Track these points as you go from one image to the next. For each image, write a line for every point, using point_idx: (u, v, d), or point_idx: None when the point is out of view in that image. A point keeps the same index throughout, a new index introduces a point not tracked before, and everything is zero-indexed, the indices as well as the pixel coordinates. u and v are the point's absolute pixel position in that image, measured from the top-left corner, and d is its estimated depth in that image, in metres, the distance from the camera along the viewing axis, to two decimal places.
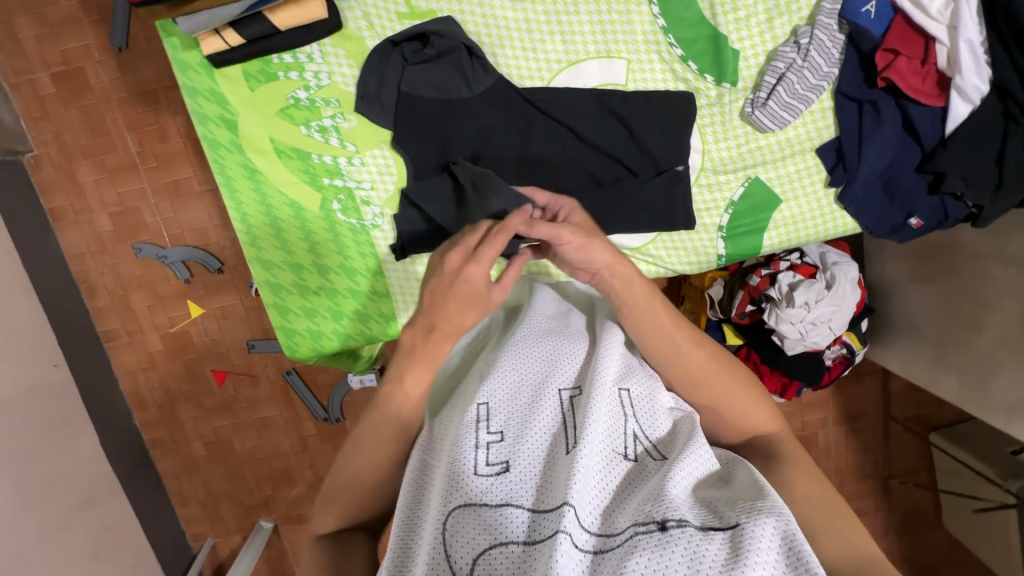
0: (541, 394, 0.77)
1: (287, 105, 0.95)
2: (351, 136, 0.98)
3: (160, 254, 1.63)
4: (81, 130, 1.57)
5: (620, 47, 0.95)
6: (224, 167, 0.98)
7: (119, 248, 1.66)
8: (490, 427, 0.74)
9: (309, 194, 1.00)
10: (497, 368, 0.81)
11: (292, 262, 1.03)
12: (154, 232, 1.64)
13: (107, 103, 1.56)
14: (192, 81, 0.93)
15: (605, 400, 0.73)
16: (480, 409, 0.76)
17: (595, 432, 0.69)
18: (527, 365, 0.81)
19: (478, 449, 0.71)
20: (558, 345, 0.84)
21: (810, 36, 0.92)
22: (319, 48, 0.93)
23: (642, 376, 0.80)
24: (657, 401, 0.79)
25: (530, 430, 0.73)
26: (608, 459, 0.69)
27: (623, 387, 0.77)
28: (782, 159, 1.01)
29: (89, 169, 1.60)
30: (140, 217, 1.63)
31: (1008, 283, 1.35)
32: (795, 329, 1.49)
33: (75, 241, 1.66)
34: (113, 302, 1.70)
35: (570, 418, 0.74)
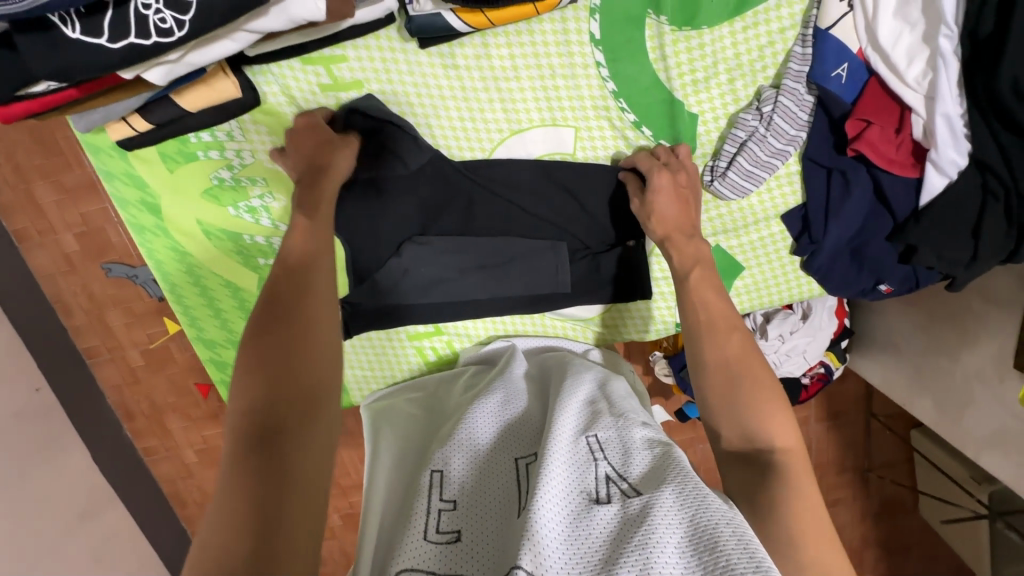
0: (498, 463, 0.75)
1: (211, 185, 0.89)
2: (282, 215, 0.92)
3: (130, 273, 1.59)
4: (33, 150, 1.50)
5: (566, 115, 0.87)
6: (153, 251, 0.93)
7: (88, 267, 1.62)
8: (444, 495, 0.70)
9: (244, 274, 0.95)
10: (454, 438, 0.79)
11: (236, 341, 1.00)
12: (122, 252, 1.60)
13: (58, 121, 1.48)
14: (107, 165, 0.87)
15: (562, 452, 0.71)
16: (434, 478, 0.73)
17: (553, 485, 0.64)
18: (486, 431, 0.80)
19: (429, 518, 0.66)
20: (517, 415, 0.84)
21: (773, 102, 0.83)
22: (239, 125, 0.86)
23: (606, 429, 0.77)
24: (625, 449, 0.74)
25: (485, 496, 0.69)
26: (571, 507, 0.63)
27: (585, 441, 0.74)
28: (745, 228, 0.94)
29: (48, 189, 1.54)
30: (106, 236, 1.59)
31: (988, 319, 1.30)
32: (769, 360, 1.46)
33: (43, 261, 1.62)
34: (88, 320, 1.68)
35: (528, 481, 0.70)
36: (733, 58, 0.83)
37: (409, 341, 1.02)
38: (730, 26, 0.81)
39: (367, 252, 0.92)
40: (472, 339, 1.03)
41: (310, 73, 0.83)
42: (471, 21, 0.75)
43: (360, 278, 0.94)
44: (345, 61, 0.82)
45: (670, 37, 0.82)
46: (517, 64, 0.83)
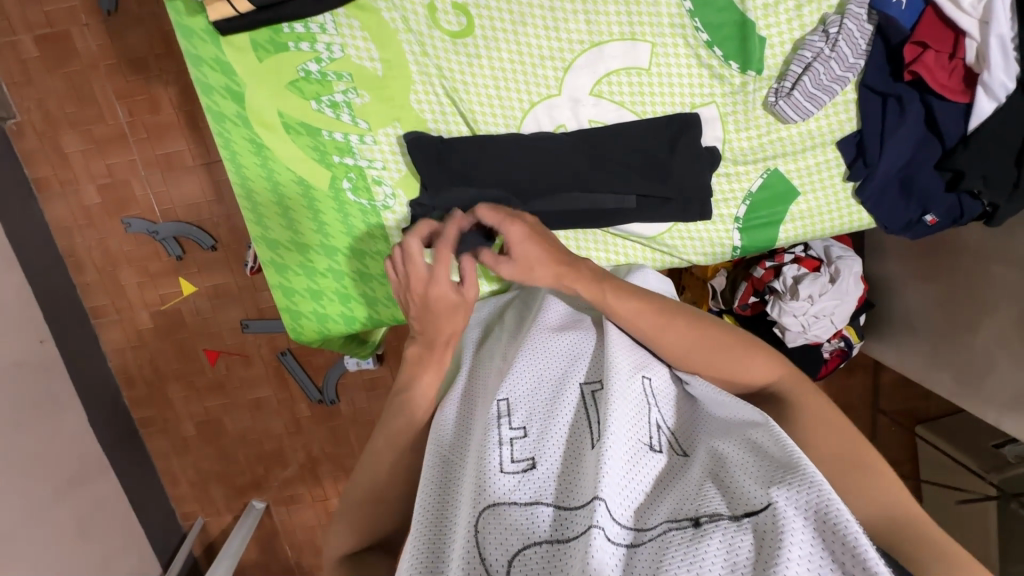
0: (562, 393, 0.74)
1: (297, 77, 0.91)
2: (363, 112, 0.94)
3: (151, 229, 1.57)
4: (66, 98, 1.49)
5: (644, 30, 0.92)
6: (229, 142, 0.94)
7: (107, 222, 1.59)
8: (513, 424, 0.71)
9: (318, 172, 0.96)
10: (515, 366, 0.78)
11: (300, 243, 1.00)
12: (145, 207, 1.58)
13: (95, 69, 1.48)
14: (196, 49, 0.89)
15: (628, 389, 0.72)
16: (501, 406, 0.73)
17: (620, 421, 0.66)
18: (547, 361, 0.79)
19: (502, 445, 0.68)
20: (573, 345, 0.82)
21: (839, 25, 0.90)
22: (332, 19, 0.89)
23: (660, 375, 0.78)
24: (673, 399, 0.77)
25: (554, 426, 0.70)
26: (637, 449, 0.65)
27: (642, 380, 0.74)
28: (803, 151, 0.99)
29: (76, 139, 1.53)
30: (130, 190, 1.57)
31: (1010, 284, 1.37)
32: (797, 321, 1.50)
33: (60, 214, 1.59)
34: (100, 278, 1.64)
35: (592, 412, 0.70)
36: None
37: None
38: None
39: (441, 157, 0.95)
40: None
41: None
42: None
43: (434, 180, 0.96)
44: None
45: None
46: None
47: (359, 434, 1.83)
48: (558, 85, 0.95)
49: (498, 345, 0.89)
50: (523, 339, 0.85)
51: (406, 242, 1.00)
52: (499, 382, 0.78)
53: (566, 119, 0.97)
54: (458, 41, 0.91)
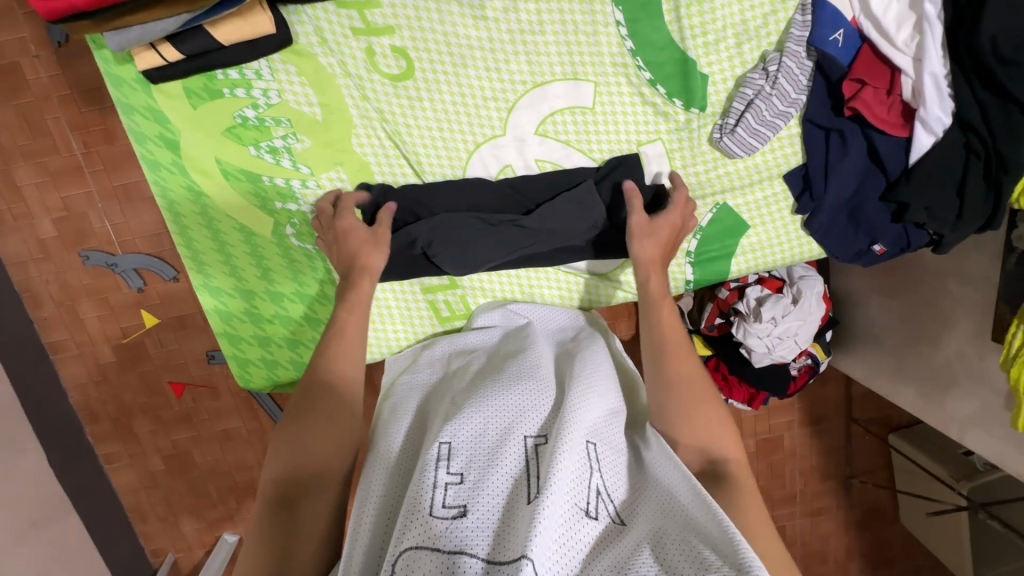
0: (507, 441, 0.71)
1: (234, 124, 0.89)
2: (304, 158, 0.92)
3: (109, 261, 1.53)
4: (17, 130, 1.43)
5: (587, 69, 0.92)
6: (166, 190, 0.91)
7: (64, 255, 1.53)
8: (451, 468, 0.68)
9: (260, 219, 0.94)
10: (464, 410, 0.75)
11: (244, 290, 0.97)
12: (103, 239, 1.53)
13: (48, 101, 1.42)
14: (128, 98, 0.86)
15: (576, 446, 0.69)
16: (442, 448, 0.70)
17: (562, 481, 0.64)
18: (498, 407, 0.76)
19: (436, 489, 0.65)
20: (526, 392, 0.79)
21: (778, 63, 0.90)
22: (268, 65, 0.87)
23: (611, 440, 0.75)
24: (620, 460, 0.74)
25: (493, 474, 0.67)
26: (572, 514, 0.63)
27: (590, 442, 0.72)
28: (750, 185, 1.00)
29: (29, 171, 1.46)
30: (87, 222, 1.51)
31: (965, 300, 1.38)
32: (762, 343, 1.50)
33: (14, 248, 1.52)
34: (59, 312, 1.58)
35: (535, 467, 0.68)
36: (740, 24, 0.91)
37: (423, 294, 1.01)
38: None
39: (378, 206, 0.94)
40: (487, 296, 1.02)
41: (343, 16, 0.86)
42: None
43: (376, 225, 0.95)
44: (379, 6, 0.85)
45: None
46: (542, 18, 0.88)
47: None
48: (502, 125, 0.94)
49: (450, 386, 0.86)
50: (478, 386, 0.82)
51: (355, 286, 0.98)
52: (444, 424, 0.75)
53: (512, 158, 0.96)
54: (399, 83, 0.90)
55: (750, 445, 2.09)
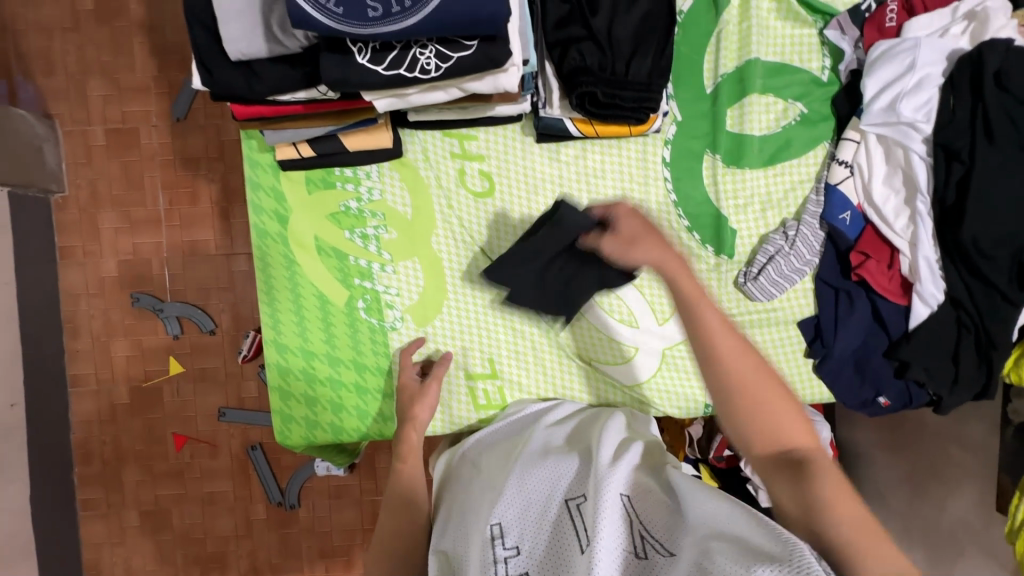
0: (551, 511, 0.77)
1: (337, 211, 1.06)
2: (388, 246, 1.07)
3: (157, 306, 1.62)
4: (116, 181, 1.63)
5: (636, 211, 1.10)
6: (266, 254, 1.06)
7: (116, 294, 1.65)
8: (506, 545, 0.75)
9: (337, 291, 1.07)
10: (507, 487, 0.82)
11: (306, 351, 1.07)
12: (157, 284, 1.65)
13: (151, 162, 1.63)
14: (258, 178, 1.04)
15: (611, 501, 0.74)
16: (494, 529, 0.77)
17: (608, 532, 0.68)
18: (537, 481, 0.83)
19: (495, 567, 0.71)
20: (559, 464, 0.86)
21: (796, 229, 1.08)
22: (378, 169, 1.06)
23: (643, 485, 0.79)
24: (654, 498, 0.76)
25: (544, 543, 0.73)
26: (623, 562, 0.67)
27: (625, 493, 0.76)
28: (768, 326, 1.12)
29: (112, 217, 1.64)
30: (148, 268, 1.64)
31: (967, 466, 1.42)
32: (769, 482, 1.54)
33: (75, 281, 1.65)
34: (92, 347, 1.65)
35: (580, 525, 0.72)
36: (765, 195, 1.10)
37: (465, 380, 1.09)
38: (763, 171, 1.10)
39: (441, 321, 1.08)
40: (522, 393, 1.10)
41: (447, 143, 1.07)
42: (581, 127, 1.02)
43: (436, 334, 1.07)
44: (477, 139, 1.07)
45: (721, 171, 1.09)
46: (605, 167, 1.09)
47: (313, 548, 1.71)
48: None
49: (493, 462, 0.92)
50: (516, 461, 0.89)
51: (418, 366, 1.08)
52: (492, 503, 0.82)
53: None
54: (480, 198, 1.08)
55: None
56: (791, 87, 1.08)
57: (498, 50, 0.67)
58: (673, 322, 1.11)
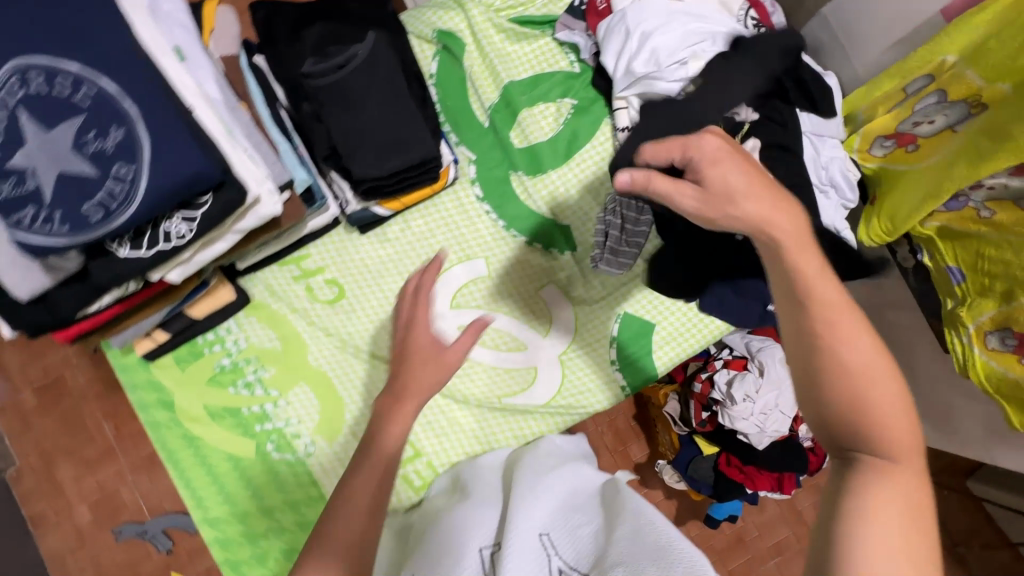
0: (461, 558, 0.80)
1: (215, 373, 1.11)
2: (273, 382, 1.12)
3: (139, 529, 1.58)
4: (59, 433, 1.61)
5: (476, 250, 1.17)
6: (165, 443, 1.09)
7: (98, 536, 1.60)
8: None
9: (244, 444, 1.10)
10: (428, 544, 0.87)
11: (238, 513, 1.09)
12: (133, 509, 1.60)
13: (85, 399, 1.63)
14: (132, 379, 1.10)
15: (522, 543, 0.77)
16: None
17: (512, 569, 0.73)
18: (455, 530, 0.87)
19: None
20: (479, 511, 0.89)
21: (615, 201, 1.16)
22: (235, 321, 1.13)
23: (565, 527, 0.83)
24: (578, 537, 0.82)
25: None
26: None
27: (542, 533, 0.81)
28: (640, 291, 1.17)
29: (69, 466, 1.61)
30: (119, 497, 1.60)
31: (908, 326, 1.43)
32: (751, 424, 1.54)
33: (57, 543, 1.59)
34: None
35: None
36: (579, 184, 1.18)
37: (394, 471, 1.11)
38: (567, 164, 1.18)
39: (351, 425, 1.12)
40: (453, 457, 1.12)
41: (286, 270, 1.14)
42: (389, 206, 1.11)
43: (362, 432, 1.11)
44: (310, 255, 1.15)
45: (529, 183, 1.18)
46: (431, 227, 1.17)
47: None
48: None
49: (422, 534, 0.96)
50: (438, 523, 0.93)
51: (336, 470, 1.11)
52: (414, 564, 0.86)
53: (438, 332, 1.15)
54: (336, 304, 1.14)
55: None
56: (553, 89, 1.19)
57: (229, 193, 0.76)
58: (556, 328, 1.16)
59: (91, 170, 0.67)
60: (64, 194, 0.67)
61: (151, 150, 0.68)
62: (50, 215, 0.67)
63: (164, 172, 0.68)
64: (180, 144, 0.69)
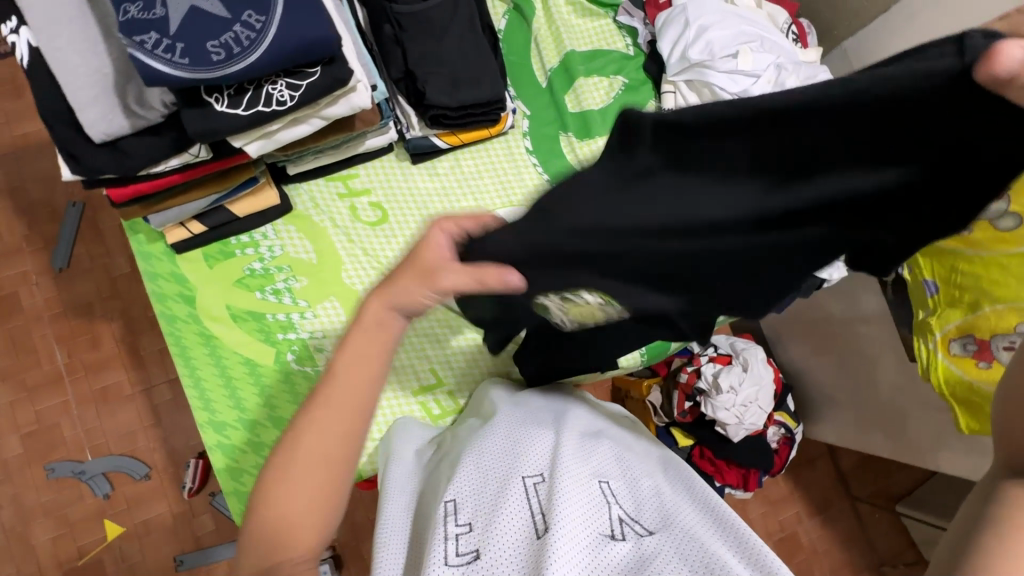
0: (507, 488, 0.76)
1: (243, 276, 1.09)
2: (303, 293, 1.10)
3: (77, 469, 1.45)
4: (2, 354, 1.48)
5: (520, 197, 1.21)
6: (180, 338, 1.04)
7: (24, 474, 1.44)
8: (458, 520, 0.74)
9: (263, 350, 1.07)
10: (464, 464, 0.82)
11: (246, 420, 1.04)
12: (73, 446, 1.47)
13: (38, 321, 1.51)
14: (153, 268, 1.05)
15: (581, 488, 0.75)
16: (448, 506, 0.76)
17: (575, 516, 0.69)
18: (496, 456, 0.83)
19: (447, 541, 0.70)
20: (523, 436, 0.86)
21: None
22: (273, 228, 1.11)
23: (621, 476, 0.81)
24: (634, 489, 0.80)
25: (498, 518, 0.72)
26: (597, 543, 0.68)
27: (601, 481, 0.78)
28: None
29: (5, 391, 1.47)
30: (58, 432, 1.47)
31: (875, 338, 1.59)
32: (731, 415, 1.64)
33: None
34: (8, 542, 1.42)
35: (541, 509, 0.72)
36: None
37: (414, 397, 1.11)
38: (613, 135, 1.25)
39: None
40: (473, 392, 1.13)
41: (332, 186, 1.15)
42: (447, 139, 1.15)
43: None
44: (358, 176, 1.16)
45: (577, 144, 1.24)
46: (479, 169, 1.21)
47: None
48: None
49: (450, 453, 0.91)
50: (471, 444, 0.88)
51: None
52: (448, 483, 0.81)
53: None
54: (377, 226, 1.15)
55: None
56: (609, 65, 1.29)
57: (337, 70, 0.77)
58: None
59: (222, 11, 0.68)
60: (189, 27, 0.67)
61: (283, 6, 0.70)
62: (172, 45, 0.67)
63: (292, 28, 0.70)
64: (312, 7, 0.71)
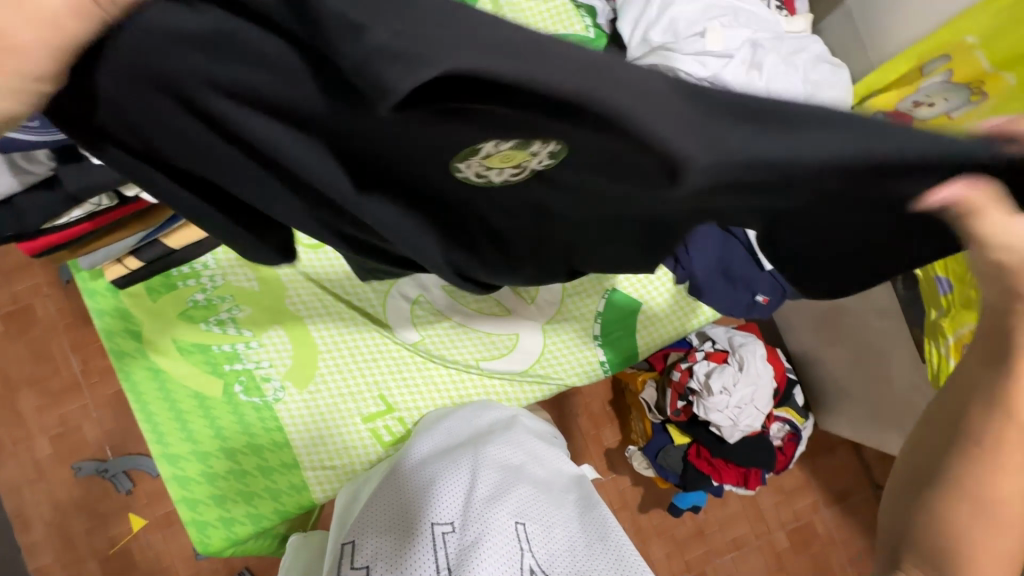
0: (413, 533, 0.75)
1: (187, 308, 1.08)
2: (246, 322, 1.09)
3: (100, 467, 1.47)
4: (25, 361, 1.49)
5: None
6: (130, 374, 1.05)
7: (57, 470, 1.47)
8: (357, 565, 0.74)
9: (210, 383, 1.07)
10: (376, 504, 0.82)
11: (199, 451, 1.05)
12: (96, 446, 1.48)
13: (55, 331, 1.51)
14: (98, 304, 1.05)
15: (493, 538, 0.75)
16: (348, 549, 0.76)
17: (479, 572, 0.70)
18: (410, 496, 0.83)
19: None
20: (440, 471, 0.85)
21: None
22: (213, 257, 1.09)
23: (537, 517, 0.81)
24: (549, 535, 0.80)
25: (399, 567, 0.72)
26: None
27: (517, 523, 0.78)
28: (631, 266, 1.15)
29: (32, 397, 1.48)
30: (82, 435, 1.48)
31: (886, 332, 1.44)
32: (725, 416, 1.55)
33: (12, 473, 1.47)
34: (49, 533, 1.45)
35: (448, 562, 0.72)
36: None
37: (363, 424, 1.09)
38: None
39: (325, 373, 1.09)
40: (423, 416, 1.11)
41: None
42: None
43: (340, 377, 1.09)
44: None
45: None
46: None
47: None
48: None
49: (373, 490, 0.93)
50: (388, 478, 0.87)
51: (292, 409, 1.08)
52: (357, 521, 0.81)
53: (417, 290, 1.12)
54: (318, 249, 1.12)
55: (782, 539, 1.90)
56: None
57: None
58: (541, 298, 1.13)
59: None
60: None
61: None
62: None
63: None
64: None
